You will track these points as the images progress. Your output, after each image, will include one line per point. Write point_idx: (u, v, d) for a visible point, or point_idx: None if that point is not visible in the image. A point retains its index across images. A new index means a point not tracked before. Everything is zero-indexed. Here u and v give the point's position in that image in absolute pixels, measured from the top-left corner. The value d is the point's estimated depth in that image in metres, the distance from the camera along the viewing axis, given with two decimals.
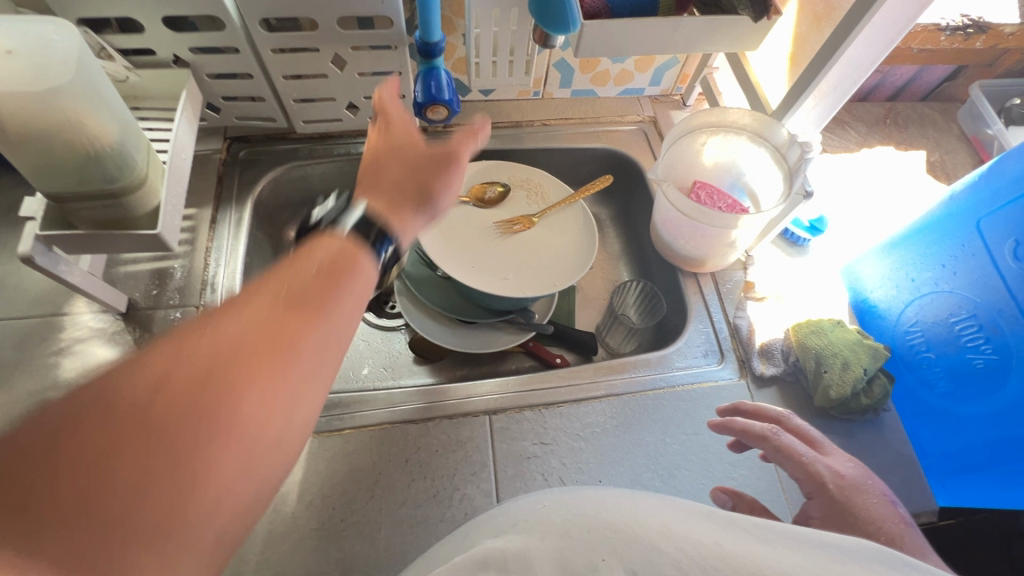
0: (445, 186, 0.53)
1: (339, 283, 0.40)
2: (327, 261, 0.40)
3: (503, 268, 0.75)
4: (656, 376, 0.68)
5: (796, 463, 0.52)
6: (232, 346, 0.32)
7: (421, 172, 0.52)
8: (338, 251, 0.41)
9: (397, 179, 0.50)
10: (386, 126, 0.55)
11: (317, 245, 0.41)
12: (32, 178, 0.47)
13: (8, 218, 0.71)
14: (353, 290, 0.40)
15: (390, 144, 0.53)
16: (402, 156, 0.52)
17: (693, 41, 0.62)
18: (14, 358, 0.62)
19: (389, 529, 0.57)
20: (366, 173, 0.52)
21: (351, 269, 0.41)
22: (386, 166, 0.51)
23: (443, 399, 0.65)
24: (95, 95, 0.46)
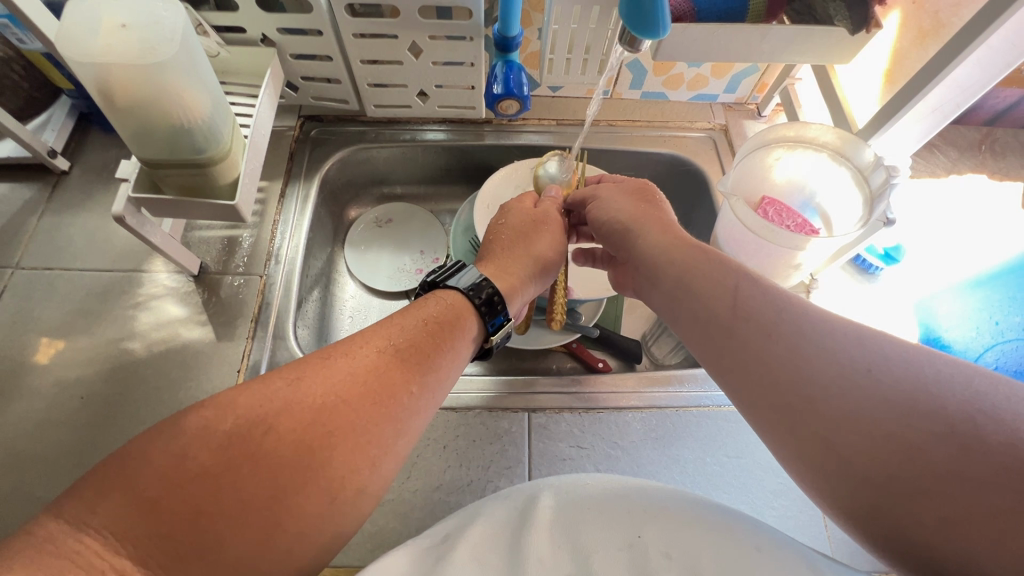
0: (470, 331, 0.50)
1: (444, 337, 0.46)
2: (434, 318, 0.47)
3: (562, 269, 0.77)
4: (701, 393, 0.66)
5: (611, 205, 0.62)
6: (317, 409, 0.36)
7: (439, 332, 0.46)
8: (449, 308, 0.49)
9: (416, 335, 0.45)
10: (404, 315, 0.46)
11: (436, 300, 0.50)
12: (130, 144, 0.51)
13: (102, 176, 0.76)
14: (441, 362, 0.45)
15: (417, 319, 0.46)
16: (424, 326, 0.46)
17: (778, 51, 0.59)
18: (99, 308, 0.68)
19: (423, 511, 0.58)
20: (362, 338, 0.42)
21: (458, 316, 0.49)
22: (394, 334, 0.44)
23: (486, 391, 0.65)
24: (192, 70, 0.49)
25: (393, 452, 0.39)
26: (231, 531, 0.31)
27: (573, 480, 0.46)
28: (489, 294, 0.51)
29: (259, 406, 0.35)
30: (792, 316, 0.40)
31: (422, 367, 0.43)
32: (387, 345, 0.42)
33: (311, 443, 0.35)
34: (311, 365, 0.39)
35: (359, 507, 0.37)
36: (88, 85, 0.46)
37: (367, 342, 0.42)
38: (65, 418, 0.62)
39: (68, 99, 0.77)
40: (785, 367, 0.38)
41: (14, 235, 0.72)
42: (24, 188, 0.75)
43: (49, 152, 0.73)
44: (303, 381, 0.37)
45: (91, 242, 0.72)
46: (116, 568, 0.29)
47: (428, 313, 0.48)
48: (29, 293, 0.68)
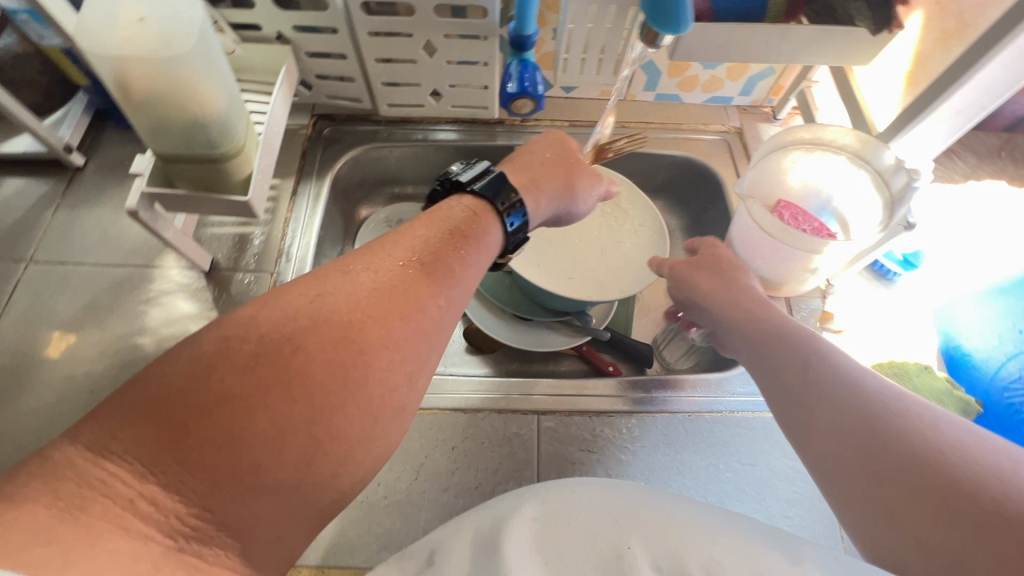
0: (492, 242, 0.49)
1: (465, 250, 0.46)
2: (455, 229, 0.47)
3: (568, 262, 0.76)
4: (714, 398, 0.65)
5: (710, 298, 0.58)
6: (343, 326, 0.37)
7: (458, 241, 0.46)
8: (466, 220, 0.48)
9: (436, 246, 0.44)
10: (421, 225, 0.46)
11: (450, 210, 0.48)
12: (146, 137, 0.51)
13: (117, 172, 0.77)
14: (461, 271, 0.45)
15: (436, 229, 0.46)
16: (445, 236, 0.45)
17: (798, 52, 0.59)
18: (111, 303, 0.68)
19: (431, 513, 0.57)
20: (383, 249, 0.42)
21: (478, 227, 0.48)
22: (414, 245, 0.43)
23: (495, 392, 0.65)
24: (208, 64, 0.49)
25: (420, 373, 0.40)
26: (267, 450, 0.32)
27: (558, 487, 0.44)
28: (518, 226, 0.51)
29: (282, 326, 0.36)
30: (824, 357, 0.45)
31: (446, 279, 0.43)
32: (412, 259, 0.42)
33: (341, 356, 0.36)
34: (334, 284, 0.39)
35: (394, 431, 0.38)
36: (107, 78, 0.47)
37: (388, 256, 0.42)
38: (75, 412, 0.62)
39: (85, 95, 0.78)
40: (825, 406, 0.42)
41: (29, 229, 0.72)
42: (40, 183, 0.75)
43: (66, 146, 0.74)
44: (325, 298, 0.38)
45: (104, 237, 0.72)
46: (147, 496, 0.30)
47: (448, 224, 0.47)
48: (42, 287, 0.68)
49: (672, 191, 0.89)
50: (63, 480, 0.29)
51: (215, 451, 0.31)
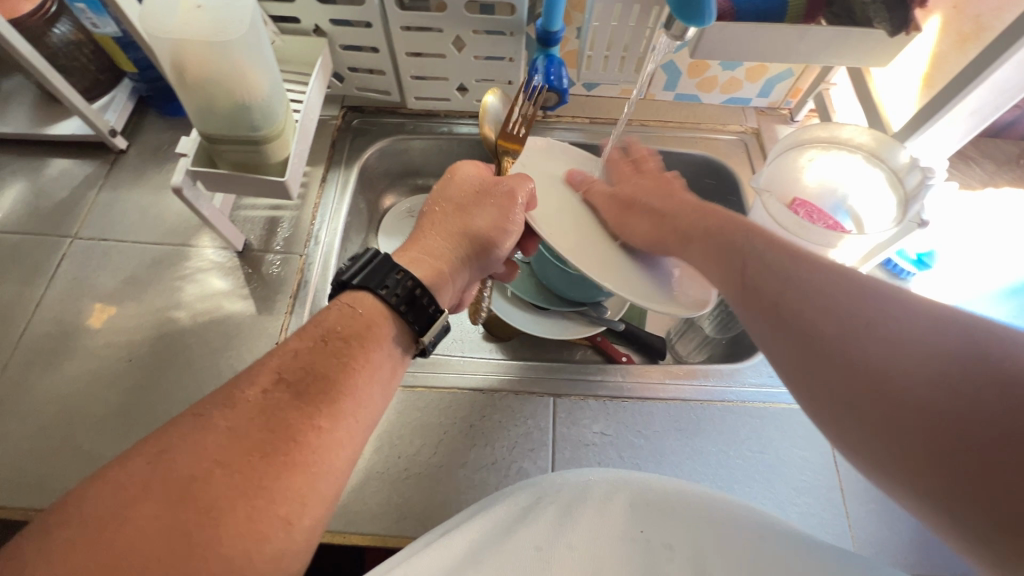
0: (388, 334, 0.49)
1: (353, 352, 0.46)
2: (335, 333, 0.46)
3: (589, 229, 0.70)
4: (726, 388, 0.67)
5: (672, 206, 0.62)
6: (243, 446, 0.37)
7: (349, 344, 0.46)
8: (359, 322, 0.48)
9: (318, 360, 0.44)
10: (308, 332, 0.46)
11: (338, 309, 0.49)
12: (194, 116, 0.54)
13: (157, 155, 0.81)
14: (358, 384, 0.44)
15: (330, 333, 0.46)
16: (341, 338, 0.46)
17: (816, 52, 0.60)
18: (149, 278, 0.71)
19: (448, 487, 0.60)
20: (264, 368, 0.42)
21: (363, 321, 0.48)
22: (296, 363, 0.43)
23: (513, 374, 0.67)
24: (257, 51, 0.52)
25: (302, 489, 0.37)
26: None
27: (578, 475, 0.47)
28: (406, 292, 0.50)
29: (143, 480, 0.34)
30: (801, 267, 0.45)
31: (326, 394, 0.42)
32: (290, 377, 0.42)
33: (184, 506, 0.33)
34: (182, 432, 0.37)
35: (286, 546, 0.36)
36: (163, 59, 0.50)
37: (269, 376, 0.42)
38: (114, 379, 0.65)
39: (129, 82, 0.82)
40: (830, 322, 0.39)
41: (74, 207, 0.76)
42: (85, 165, 0.79)
43: (110, 131, 0.78)
44: (174, 445, 0.36)
45: (143, 216, 0.76)
46: None
47: (339, 326, 0.47)
48: (85, 262, 0.72)
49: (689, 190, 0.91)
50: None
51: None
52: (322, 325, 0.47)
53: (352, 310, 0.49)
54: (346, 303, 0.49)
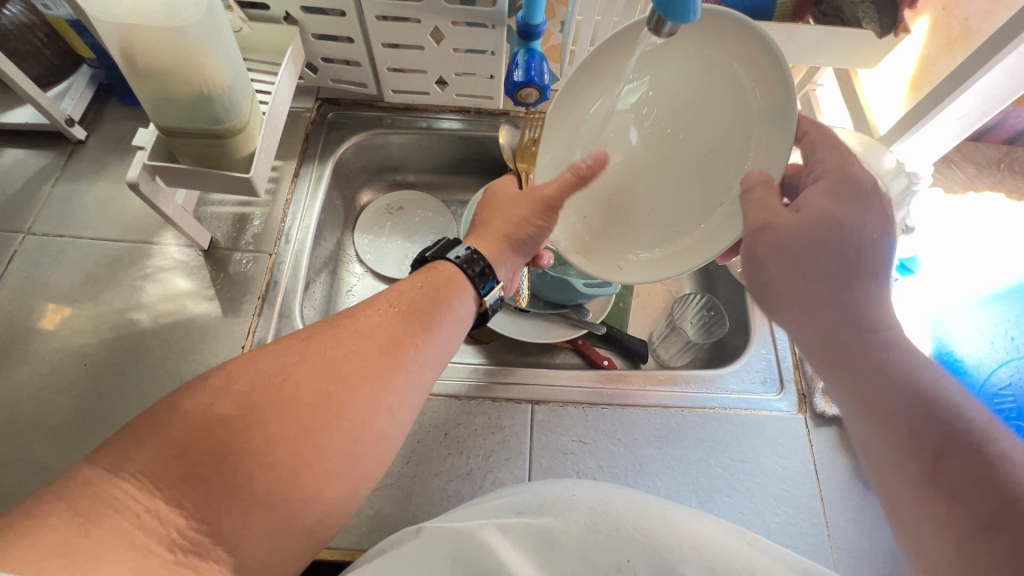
0: (465, 299, 0.52)
1: (438, 302, 0.49)
2: (426, 286, 0.50)
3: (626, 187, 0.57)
4: (708, 394, 0.66)
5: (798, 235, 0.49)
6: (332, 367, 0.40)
7: (435, 299, 0.49)
8: (443, 278, 0.51)
9: (405, 308, 0.47)
10: (406, 282, 0.50)
11: (434, 270, 0.52)
12: (150, 108, 0.51)
13: (118, 147, 0.77)
14: (440, 336, 0.47)
15: (420, 286, 0.49)
16: (429, 290, 0.49)
17: (803, 52, 0.59)
18: (107, 278, 0.68)
19: (421, 497, 0.58)
20: (365, 306, 0.46)
21: (445, 275, 0.52)
22: (392, 304, 0.46)
23: (491, 379, 0.65)
24: (216, 38, 0.49)
25: (391, 414, 0.42)
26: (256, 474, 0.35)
27: (560, 491, 0.45)
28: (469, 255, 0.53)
29: (247, 382, 0.37)
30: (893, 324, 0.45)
31: (422, 328, 0.46)
32: (384, 313, 0.45)
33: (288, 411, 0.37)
34: (288, 348, 0.41)
35: (364, 467, 0.40)
36: (113, 46, 0.47)
37: (365, 313, 0.45)
38: (69, 383, 0.62)
39: (89, 69, 0.77)
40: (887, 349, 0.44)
41: (27, 200, 0.72)
42: (40, 156, 0.75)
43: (67, 120, 0.73)
44: (286, 361, 0.39)
45: (103, 211, 0.72)
46: (150, 511, 0.32)
47: (425, 281, 0.50)
48: (39, 259, 0.68)
49: None
50: (86, 494, 0.31)
51: (199, 474, 0.34)
52: (410, 280, 0.50)
53: (433, 269, 0.52)
54: (429, 264, 0.52)
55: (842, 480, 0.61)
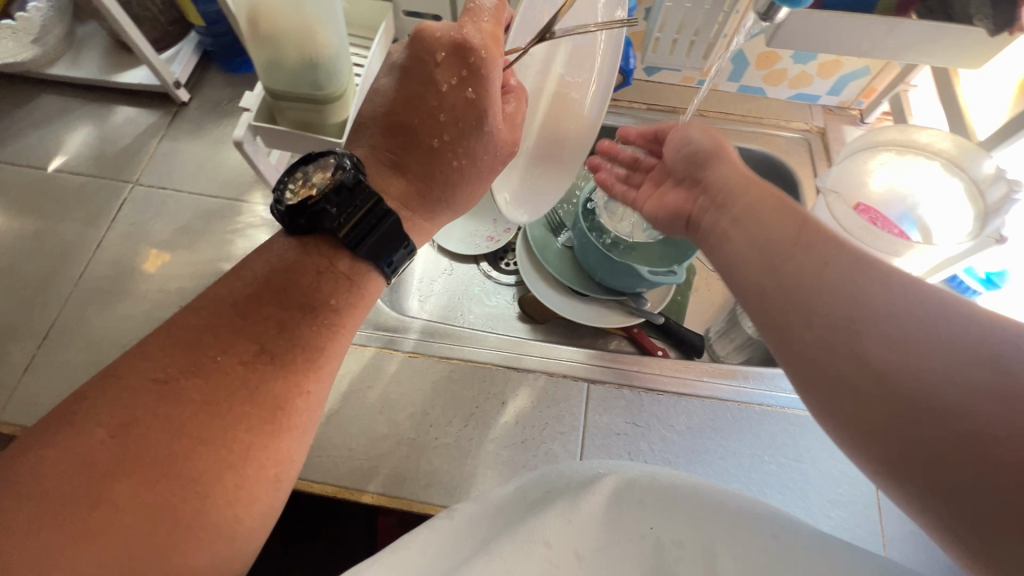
0: (338, 277, 0.47)
1: (313, 318, 0.45)
2: (326, 304, 0.46)
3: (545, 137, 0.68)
4: (766, 392, 0.65)
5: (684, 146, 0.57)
6: (196, 411, 0.40)
7: (297, 305, 0.45)
8: (312, 272, 0.46)
9: (271, 331, 0.44)
10: (255, 286, 0.45)
11: (298, 253, 0.47)
12: (263, 71, 0.55)
13: (216, 110, 0.82)
14: (322, 363, 0.45)
15: (281, 292, 0.45)
16: (291, 301, 0.45)
17: (904, 48, 0.57)
18: (202, 229, 0.73)
19: (476, 460, 0.60)
20: (219, 340, 0.43)
21: (358, 292, 0.47)
22: (256, 335, 0.44)
23: (550, 356, 0.67)
24: (328, 8, 0.52)
25: (288, 451, 0.42)
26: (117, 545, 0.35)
27: (582, 471, 0.48)
28: (348, 224, 0.46)
29: (95, 451, 0.36)
30: (849, 282, 0.37)
31: (297, 359, 0.44)
32: (250, 353, 0.43)
33: (150, 472, 0.37)
34: (141, 401, 0.39)
35: (266, 495, 0.41)
36: (240, 12, 0.51)
37: (218, 352, 0.42)
38: (164, 322, 0.67)
39: (196, 36, 0.83)
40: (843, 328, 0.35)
41: (136, 154, 0.78)
42: (149, 114, 0.81)
43: (175, 82, 0.79)
44: (136, 421, 0.38)
45: (200, 168, 0.78)
46: None
47: (283, 277, 0.45)
48: (144, 208, 0.75)
49: None
50: None
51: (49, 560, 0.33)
52: (260, 277, 0.46)
53: (287, 255, 0.47)
54: (290, 238, 0.47)
55: None
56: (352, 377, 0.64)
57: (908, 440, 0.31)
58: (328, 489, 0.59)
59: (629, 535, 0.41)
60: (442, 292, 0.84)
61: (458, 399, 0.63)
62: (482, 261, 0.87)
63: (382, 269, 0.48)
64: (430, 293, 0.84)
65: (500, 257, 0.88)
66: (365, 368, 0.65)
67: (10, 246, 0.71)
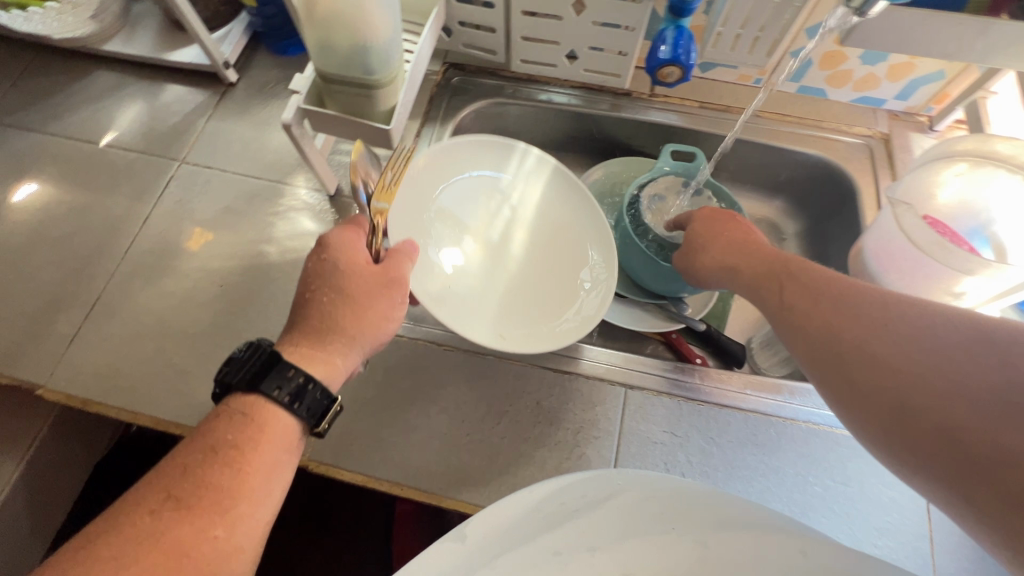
0: (269, 419, 0.45)
1: (236, 458, 0.43)
2: (240, 444, 0.43)
3: (497, 321, 0.67)
4: (812, 409, 0.62)
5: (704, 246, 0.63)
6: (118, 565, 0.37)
7: (220, 450, 0.43)
8: (237, 419, 0.45)
9: (195, 479, 0.41)
10: (185, 441, 0.44)
11: (224, 416, 0.45)
12: (315, 54, 0.55)
13: (262, 92, 0.83)
14: (234, 520, 0.41)
15: (207, 441, 0.43)
16: (220, 441, 0.43)
17: (994, 51, 0.53)
18: (245, 210, 0.74)
19: (508, 459, 0.59)
20: (137, 497, 0.40)
21: (260, 425, 0.45)
22: (179, 484, 0.41)
23: (587, 357, 0.65)
24: None
25: None
26: None
27: (606, 480, 0.44)
28: (286, 394, 0.46)
29: None
30: (871, 305, 0.44)
31: (220, 506, 0.41)
32: (167, 499, 0.40)
33: None
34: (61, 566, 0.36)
35: None
36: None
37: (137, 508, 0.39)
38: (205, 300, 0.68)
39: (246, 16, 0.83)
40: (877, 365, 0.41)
41: (185, 132, 0.79)
42: (198, 93, 0.82)
43: (224, 62, 0.79)
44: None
45: (246, 149, 0.78)
46: None
47: (210, 430, 0.44)
48: (189, 186, 0.75)
49: (796, 192, 0.84)
50: None
51: None
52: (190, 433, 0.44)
53: (221, 409, 0.46)
54: (221, 407, 0.46)
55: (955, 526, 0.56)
56: (386, 366, 0.64)
57: (946, 443, 0.37)
58: (358, 478, 0.58)
59: (646, 532, 0.41)
60: None
61: (491, 396, 0.62)
62: None
63: (263, 394, 0.45)
64: None
65: None
66: (400, 359, 0.64)
67: (62, 217, 0.73)
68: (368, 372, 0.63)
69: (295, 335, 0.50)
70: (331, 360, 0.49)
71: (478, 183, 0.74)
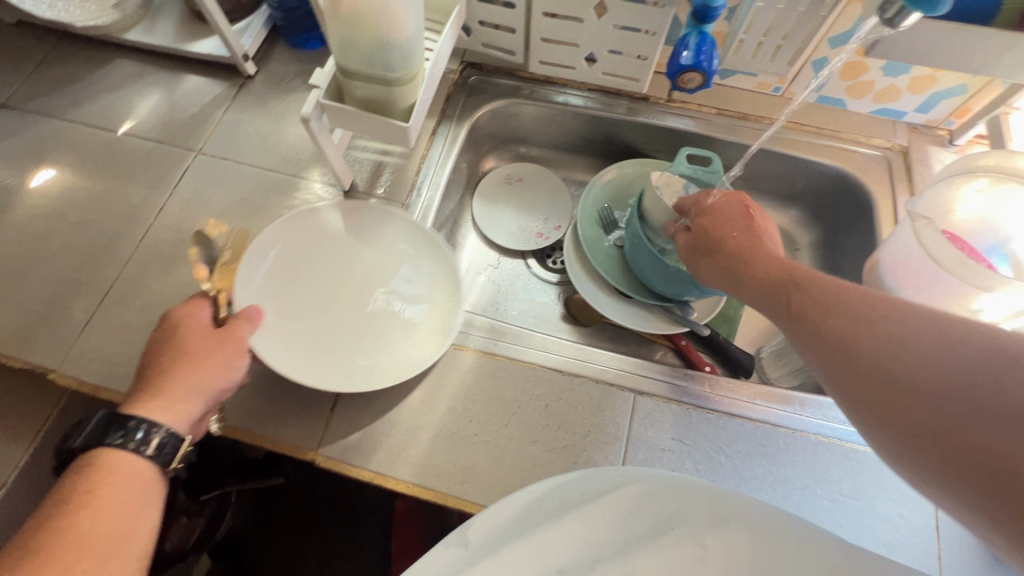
0: (125, 465, 0.47)
1: (95, 503, 0.45)
2: (97, 491, 0.45)
3: (338, 352, 0.64)
4: (821, 422, 0.61)
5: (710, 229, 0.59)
6: None
7: (75, 500, 0.44)
8: (90, 472, 0.46)
9: (54, 529, 0.43)
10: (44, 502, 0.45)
11: (77, 472, 0.46)
12: (337, 49, 0.55)
13: (280, 86, 0.83)
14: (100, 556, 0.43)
15: (62, 497, 0.45)
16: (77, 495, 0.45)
17: (1020, 67, 0.52)
18: (260, 203, 0.74)
19: (514, 461, 0.59)
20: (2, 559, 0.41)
21: (113, 470, 0.47)
22: (39, 538, 0.42)
23: (597, 362, 0.65)
24: None
25: None
26: None
27: (606, 477, 0.45)
28: (132, 441, 0.47)
29: None
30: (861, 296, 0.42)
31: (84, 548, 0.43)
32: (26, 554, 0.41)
33: None
34: None
35: None
36: None
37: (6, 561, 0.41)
38: None
39: (267, 10, 0.83)
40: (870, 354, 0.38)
41: (202, 123, 0.80)
42: (217, 85, 0.82)
43: (243, 55, 0.80)
44: None
45: (262, 142, 0.78)
46: None
47: (66, 486, 0.46)
48: (205, 177, 0.76)
49: (811, 202, 0.83)
50: None
51: None
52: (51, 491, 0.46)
53: (73, 466, 0.47)
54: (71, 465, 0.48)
55: (966, 545, 0.55)
56: (395, 364, 0.64)
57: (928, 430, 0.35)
58: (364, 474, 0.59)
59: (646, 536, 0.41)
60: (487, 285, 0.83)
61: (499, 397, 0.62)
62: (529, 257, 0.86)
63: (110, 442, 0.47)
64: (475, 285, 0.83)
65: (548, 254, 0.86)
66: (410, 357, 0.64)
67: (78, 204, 0.73)
68: (377, 370, 0.63)
69: (138, 388, 0.51)
70: (174, 405, 0.50)
71: (347, 237, 0.70)
